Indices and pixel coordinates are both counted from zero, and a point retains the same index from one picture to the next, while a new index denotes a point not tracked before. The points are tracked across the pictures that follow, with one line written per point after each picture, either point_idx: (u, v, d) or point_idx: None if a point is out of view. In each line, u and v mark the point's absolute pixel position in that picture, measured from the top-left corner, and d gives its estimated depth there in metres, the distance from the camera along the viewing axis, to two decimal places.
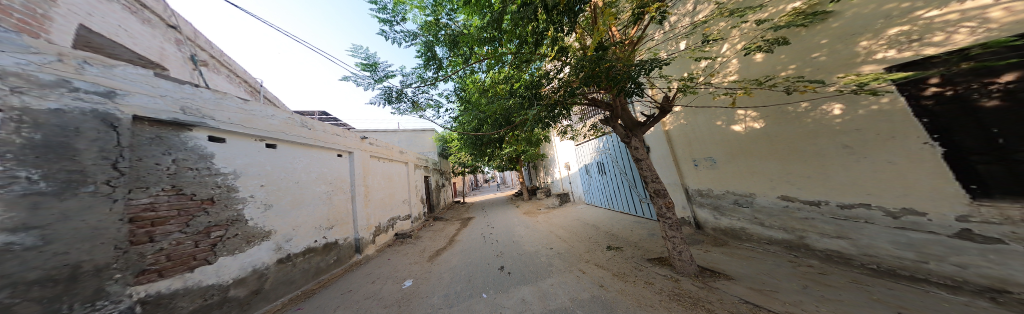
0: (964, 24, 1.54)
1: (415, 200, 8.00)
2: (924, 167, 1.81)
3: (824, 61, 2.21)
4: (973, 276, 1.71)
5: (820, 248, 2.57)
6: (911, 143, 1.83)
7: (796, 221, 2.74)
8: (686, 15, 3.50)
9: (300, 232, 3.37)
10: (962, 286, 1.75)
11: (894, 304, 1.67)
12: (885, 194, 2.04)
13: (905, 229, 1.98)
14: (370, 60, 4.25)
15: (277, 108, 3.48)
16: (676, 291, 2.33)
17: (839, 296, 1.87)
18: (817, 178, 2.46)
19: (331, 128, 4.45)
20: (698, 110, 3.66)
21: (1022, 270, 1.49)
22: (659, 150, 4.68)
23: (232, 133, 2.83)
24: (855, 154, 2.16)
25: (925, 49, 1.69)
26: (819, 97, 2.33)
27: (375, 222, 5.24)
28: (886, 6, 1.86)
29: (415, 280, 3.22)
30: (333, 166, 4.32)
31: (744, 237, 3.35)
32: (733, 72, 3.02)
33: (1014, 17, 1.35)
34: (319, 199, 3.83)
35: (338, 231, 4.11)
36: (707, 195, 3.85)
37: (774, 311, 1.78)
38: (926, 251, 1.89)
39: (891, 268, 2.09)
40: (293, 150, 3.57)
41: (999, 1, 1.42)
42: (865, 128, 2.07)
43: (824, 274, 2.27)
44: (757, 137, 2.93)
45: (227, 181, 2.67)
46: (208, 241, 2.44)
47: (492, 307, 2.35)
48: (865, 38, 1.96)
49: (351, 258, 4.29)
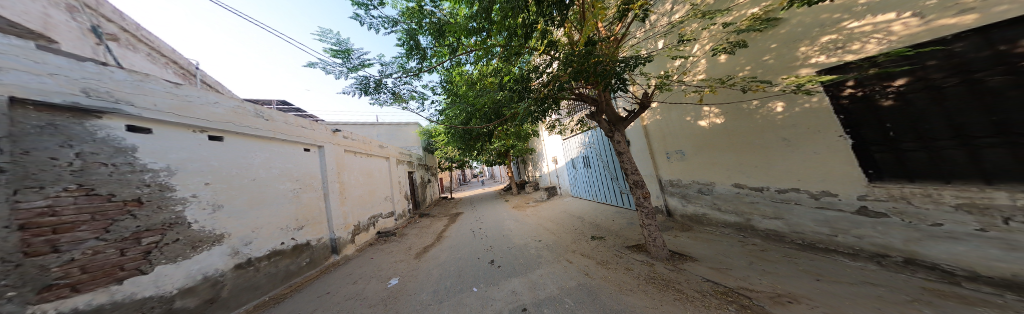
0: (874, 36, 1.91)
1: (399, 198, 7.61)
2: (839, 156, 2.26)
3: (772, 63, 2.57)
4: (865, 244, 2.19)
5: (762, 228, 3.03)
6: (831, 136, 2.27)
7: (745, 205, 3.19)
8: (665, 16, 3.77)
9: (262, 234, 2.99)
10: (859, 253, 2.22)
11: (815, 272, 2.10)
12: (811, 180, 2.49)
13: (823, 208, 2.44)
14: (341, 46, 3.92)
15: (222, 93, 2.99)
16: (652, 275, 2.56)
17: (776, 269, 2.25)
18: (763, 167, 2.89)
19: (294, 120, 3.96)
20: (672, 107, 3.99)
21: (899, 237, 1.98)
22: (638, 144, 5.05)
23: (163, 123, 2.37)
24: (791, 145, 2.58)
25: (846, 56, 2.07)
26: (767, 96, 2.69)
27: (354, 220, 4.87)
28: (822, 16, 2.20)
29: (402, 277, 3.06)
30: (301, 161, 3.89)
31: (705, 222, 3.80)
32: (702, 71, 3.36)
33: (909, 31, 1.73)
34: (284, 198, 3.41)
35: (310, 232, 3.74)
36: (677, 185, 4.25)
37: (730, 286, 2.07)
38: (837, 226, 2.35)
39: (811, 241, 2.57)
40: (247, 144, 3.12)
41: (900, 16, 1.77)
42: (798, 123, 2.49)
43: (766, 251, 2.69)
44: (718, 131, 3.32)
45: (159, 179, 2.23)
46: (139, 249, 2.02)
47: (483, 300, 2.33)
48: (804, 44, 2.32)
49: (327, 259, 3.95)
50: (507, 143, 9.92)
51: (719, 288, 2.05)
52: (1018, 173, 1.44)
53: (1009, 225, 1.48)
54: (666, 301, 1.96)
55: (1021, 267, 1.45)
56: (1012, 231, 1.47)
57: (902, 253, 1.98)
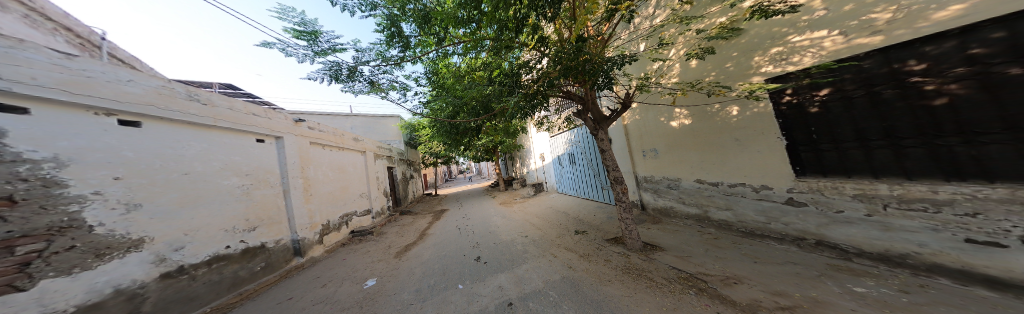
0: (810, 50, 2.28)
1: (376, 194, 7.13)
2: (776, 156, 2.72)
3: (732, 70, 2.94)
4: (789, 229, 2.70)
5: (717, 218, 3.47)
6: (771, 138, 2.73)
7: (703, 198, 3.64)
8: (647, 19, 4.03)
9: (199, 237, 2.51)
10: (784, 238, 2.73)
11: (753, 255, 2.51)
12: (754, 175, 2.95)
13: (761, 199, 2.92)
14: (307, 26, 3.46)
15: (138, 70, 2.37)
16: (628, 265, 2.74)
17: (725, 254, 2.63)
18: (719, 164, 3.33)
19: (241, 106, 3.36)
20: (649, 108, 4.35)
21: (812, 223, 2.50)
22: (620, 142, 5.44)
23: (46, 103, 1.75)
24: (742, 145, 3.02)
25: (788, 66, 2.46)
26: (726, 100, 3.09)
27: (322, 219, 4.46)
28: (773, 29, 2.55)
29: (380, 278, 2.79)
30: (254, 154, 3.37)
31: (672, 214, 4.23)
32: (676, 75, 3.74)
33: (837, 47, 2.11)
34: (228, 196, 2.90)
35: (265, 233, 3.28)
36: (650, 180, 4.65)
37: (690, 272, 2.34)
38: (771, 215, 2.84)
39: (752, 229, 3.05)
40: (176, 131, 2.56)
41: (831, 33, 2.14)
42: (748, 125, 2.91)
43: (718, 239, 3.10)
44: (686, 131, 3.73)
45: (42, 172, 1.67)
46: (15, 259, 1.49)
47: (469, 296, 2.23)
48: (758, 54, 2.67)
49: (289, 262, 3.55)
50: (495, 139, 9.80)
51: (683, 275, 2.29)
52: (891, 168, 2.02)
53: (888, 210, 1.99)
54: (639, 289, 2.11)
55: (890, 243, 2.00)
56: (888, 215, 1.98)
57: (815, 236, 2.49)
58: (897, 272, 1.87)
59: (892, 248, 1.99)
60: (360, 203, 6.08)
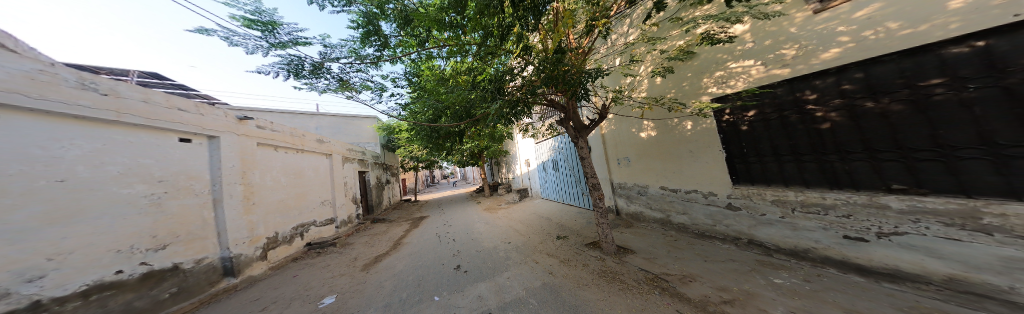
0: (744, 74, 2.79)
1: (343, 201, 6.40)
2: (719, 166, 3.19)
3: (686, 89, 3.43)
4: (727, 230, 3.17)
5: (676, 221, 3.89)
6: (716, 150, 3.21)
7: (666, 203, 4.06)
8: (622, 36, 4.49)
9: (72, 261, 1.87)
10: (724, 238, 3.20)
11: (704, 254, 2.85)
12: (703, 182, 3.42)
13: (708, 204, 3.39)
14: (262, 15, 3.05)
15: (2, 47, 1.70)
16: (603, 269, 2.85)
17: (682, 255, 2.94)
18: (677, 173, 3.78)
19: (161, 97, 2.70)
20: (623, 119, 4.82)
21: (743, 225, 2.98)
22: (598, 150, 5.85)
23: None
24: (694, 155, 3.48)
25: (727, 89, 2.96)
26: (682, 116, 3.57)
27: (269, 231, 3.83)
28: (716, 55, 3.04)
29: (341, 294, 2.38)
30: (171, 156, 2.71)
31: (642, 219, 4.60)
32: (643, 90, 4.18)
33: (760, 75, 2.63)
34: (126, 207, 2.25)
35: (179, 252, 2.62)
36: (623, 187, 5.04)
37: (656, 273, 2.54)
38: (716, 217, 3.29)
39: (701, 230, 3.49)
40: (56, 126, 1.94)
41: (756, 63, 2.67)
42: (699, 138, 3.38)
43: (677, 241, 3.46)
44: (652, 142, 4.17)
45: None
46: None
47: (445, 309, 2.04)
48: (706, 76, 3.17)
49: (216, 284, 2.93)
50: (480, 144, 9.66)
51: (650, 276, 2.47)
52: (795, 178, 2.56)
53: (795, 213, 2.48)
54: (613, 292, 2.19)
55: (795, 240, 2.50)
56: (795, 216, 2.48)
57: (747, 236, 2.95)
58: (802, 264, 2.34)
59: (799, 244, 2.46)
60: (322, 212, 5.38)
